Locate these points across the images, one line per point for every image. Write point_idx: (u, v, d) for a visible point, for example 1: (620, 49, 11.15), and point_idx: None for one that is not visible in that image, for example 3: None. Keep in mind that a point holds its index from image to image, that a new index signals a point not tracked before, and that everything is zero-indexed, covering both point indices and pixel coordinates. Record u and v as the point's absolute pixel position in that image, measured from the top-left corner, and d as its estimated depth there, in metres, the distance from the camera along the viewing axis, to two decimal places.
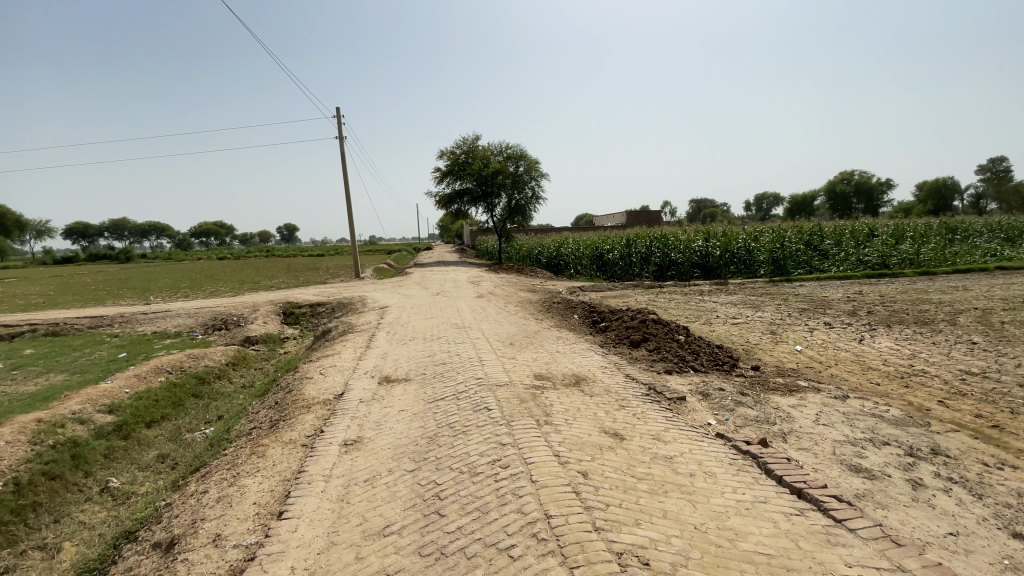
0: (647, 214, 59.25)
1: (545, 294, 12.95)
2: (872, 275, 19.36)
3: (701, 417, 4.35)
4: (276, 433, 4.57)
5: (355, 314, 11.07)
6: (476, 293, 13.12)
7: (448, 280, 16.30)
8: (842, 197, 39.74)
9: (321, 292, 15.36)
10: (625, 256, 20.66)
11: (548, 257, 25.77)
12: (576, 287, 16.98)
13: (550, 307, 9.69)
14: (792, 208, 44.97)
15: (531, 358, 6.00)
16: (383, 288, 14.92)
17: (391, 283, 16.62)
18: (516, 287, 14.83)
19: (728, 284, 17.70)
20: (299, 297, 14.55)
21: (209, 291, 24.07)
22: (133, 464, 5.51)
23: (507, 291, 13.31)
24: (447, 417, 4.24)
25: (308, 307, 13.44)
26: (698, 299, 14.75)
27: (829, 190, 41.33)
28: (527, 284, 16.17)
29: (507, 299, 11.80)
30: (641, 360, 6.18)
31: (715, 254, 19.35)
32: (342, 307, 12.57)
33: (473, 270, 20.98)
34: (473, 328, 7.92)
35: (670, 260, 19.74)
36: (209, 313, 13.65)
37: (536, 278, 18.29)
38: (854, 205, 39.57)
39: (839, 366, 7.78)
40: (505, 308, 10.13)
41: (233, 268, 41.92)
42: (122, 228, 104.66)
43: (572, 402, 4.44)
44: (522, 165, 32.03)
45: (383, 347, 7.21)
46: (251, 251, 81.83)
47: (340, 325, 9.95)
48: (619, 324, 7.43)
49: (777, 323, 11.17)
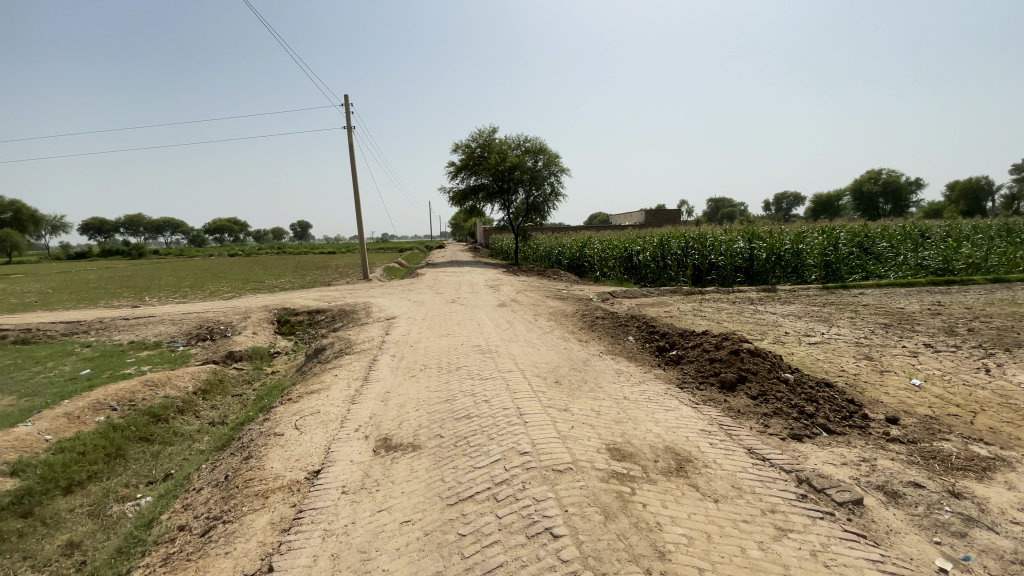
0: (665, 213, 56.72)
1: (577, 303, 11.08)
2: (938, 282, 17.14)
3: (922, 557, 2.51)
4: (202, 557, 2.79)
5: (356, 325, 9.34)
6: (497, 300, 11.29)
7: (463, 285, 14.46)
8: (868, 198, 37.01)
9: (323, 297, 13.64)
10: (658, 259, 18.66)
11: (571, 260, 23.70)
12: (607, 292, 15.06)
13: (593, 323, 7.83)
14: (816, 210, 42.29)
15: (594, 413, 4.18)
16: (391, 294, 13.16)
17: (401, 286, 14.88)
18: (543, 293, 13.01)
19: (778, 292, 15.70)
20: (297, 302, 12.88)
21: (208, 291, 22.54)
22: (23, 564, 3.77)
23: (533, 299, 11.46)
24: (485, 552, 2.44)
25: (306, 315, 11.73)
26: (752, 310, 12.73)
27: (855, 191, 38.50)
28: (553, 289, 14.36)
29: (536, 309, 9.94)
30: (751, 419, 4.33)
31: (761, 258, 17.28)
32: (343, 316, 10.84)
33: (490, 272, 19.12)
34: (502, 354, 6.12)
35: (710, 264, 17.73)
36: (195, 320, 12.00)
37: (561, 282, 16.45)
38: (881, 206, 36.84)
39: (991, 412, 5.82)
40: (537, 322, 8.29)
41: (240, 266, 40.65)
42: (138, 224, 105.06)
43: (695, 524, 2.62)
44: (541, 159, 30.13)
45: (386, 382, 5.44)
46: (262, 247, 80.79)
47: (338, 340, 8.22)
48: (698, 355, 5.56)
49: (864, 343, 9.17)
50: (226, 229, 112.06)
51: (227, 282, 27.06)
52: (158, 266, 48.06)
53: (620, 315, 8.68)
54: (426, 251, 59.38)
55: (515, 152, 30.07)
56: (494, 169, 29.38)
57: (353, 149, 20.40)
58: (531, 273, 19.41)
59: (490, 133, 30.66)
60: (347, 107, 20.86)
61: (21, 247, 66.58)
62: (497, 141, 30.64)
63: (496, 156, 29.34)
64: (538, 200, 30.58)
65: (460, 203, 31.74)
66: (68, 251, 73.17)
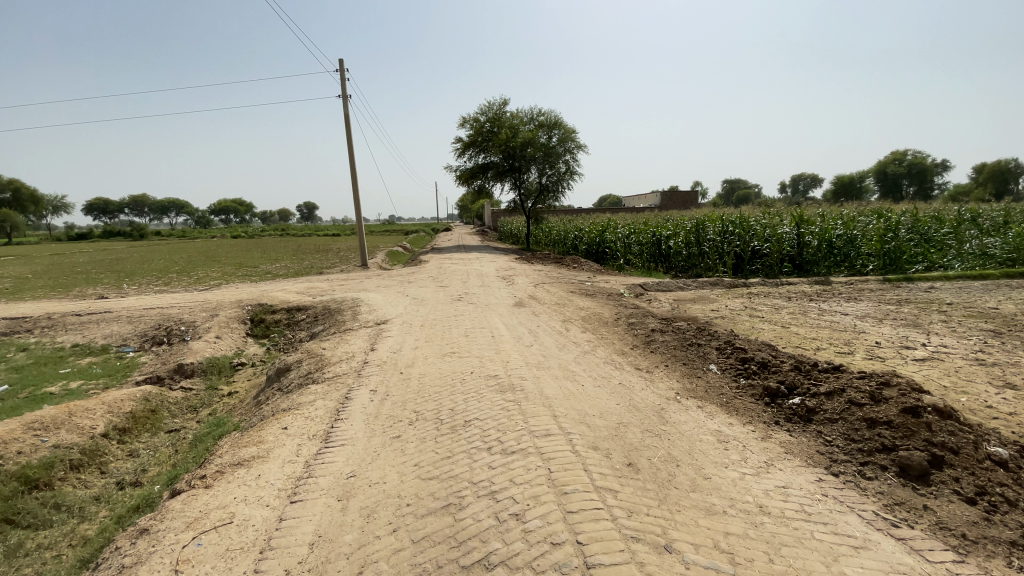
0: (682, 195, 54.10)
1: (613, 303, 9.05)
2: (1016, 274, 14.80)
3: None
4: None
5: (339, 332, 7.40)
6: (513, 298, 9.26)
7: (472, 276, 12.46)
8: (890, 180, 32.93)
9: (308, 290, 11.68)
10: (691, 246, 16.51)
11: (590, 245, 21.49)
12: (638, 284, 13.02)
13: (646, 336, 5.79)
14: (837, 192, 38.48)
15: (727, 560, 2.21)
16: (388, 286, 11.16)
17: (401, 276, 12.89)
18: (567, 287, 11.00)
19: (834, 285, 13.73)
20: (277, 296, 10.95)
21: (194, 278, 20.73)
22: None
23: (557, 297, 9.43)
24: None
25: (284, 314, 9.79)
26: (818, 311, 10.62)
27: (878, 170, 34.21)
28: (577, 281, 12.35)
29: (563, 311, 7.92)
30: (1001, 565, 2.34)
31: (812, 246, 15.33)
32: (326, 317, 8.89)
33: (502, 260, 17.08)
34: (533, 394, 4.12)
35: (753, 252, 15.51)
36: (154, 319, 10.12)
37: (584, 272, 14.42)
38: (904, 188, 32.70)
39: None
40: (569, 333, 6.26)
41: (238, 250, 38.87)
42: (142, 206, 103.75)
43: None
44: (556, 134, 27.75)
45: (355, 450, 3.48)
46: (266, 229, 78.84)
47: (309, 352, 6.27)
48: (843, 412, 3.58)
49: (993, 362, 7.02)
50: (231, 210, 110.13)
51: (217, 267, 25.22)
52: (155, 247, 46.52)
53: (679, 324, 6.61)
54: (432, 234, 57.25)
55: (527, 127, 27.71)
56: (505, 145, 27.09)
57: (349, 121, 18.28)
58: (547, 260, 17.35)
59: (501, 106, 28.30)
60: (342, 73, 18.68)
61: (22, 228, 65.49)
62: (508, 115, 28.28)
63: (506, 132, 27.04)
64: (551, 179, 28.29)
65: (468, 182, 29.55)
66: (69, 232, 71.83)
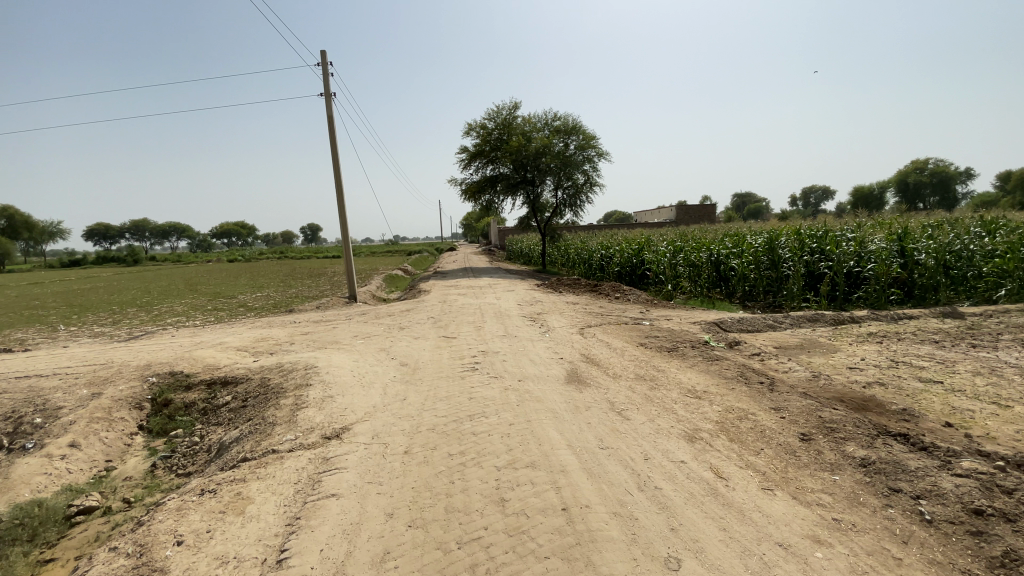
0: (698, 210, 50.53)
1: (727, 372, 5.49)
2: None
3: None
4: None
5: (254, 458, 3.92)
6: (561, 363, 5.72)
7: (489, 318, 8.97)
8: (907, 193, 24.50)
9: (258, 342, 8.18)
10: (764, 267, 12.94)
11: (623, 267, 17.89)
12: (714, 324, 9.53)
13: (971, 541, 2.33)
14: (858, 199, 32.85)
15: None
16: (369, 339, 7.62)
17: (392, 318, 9.40)
18: (628, 337, 7.50)
19: (970, 317, 10.38)
20: (205, 355, 7.46)
21: (151, 314, 17.25)
22: None
23: (629, 358, 5.88)
24: None
25: (203, 393, 6.29)
26: (1012, 369, 7.01)
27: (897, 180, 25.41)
28: (635, 324, 8.85)
29: (659, 401, 4.38)
30: None
31: (927, 267, 11.73)
32: (257, 405, 5.39)
33: (521, 288, 13.64)
34: None
35: (849, 275, 11.95)
36: (10, 398, 6.58)
37: (633, 307, 10.93)
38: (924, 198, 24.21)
39: None
40: (735, 500, 2.73)
41: (224, 275, 35.44)
42: (142, 230, 101.68)
43: None
44: (574, 140, 24.40)
45: None
46: (266, 251, 75.38)
47: (146, 545, 2.77)
48: None
49: None
50: (233, 232, 107.69)
51: (186, 299, 21.72)
52: (137, 274, 43.41)
53: (972, 460, 3.07)
54: (436, 255, 53.73)
55: (542, 133, 24.45)
56: (515, 154, 23.85)
57: (333, 122, 15.07)
58: (578, 288, 13.80)
59: (511, 111, 25.10)
60: (324, 66, 15.53)
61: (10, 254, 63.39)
62: (519, 121, 25.10)
63: (519, 139, 23.82)
64: (569, 192, 24.96)
65: (475, 196, 26.24)
66: (63, 258, 69.00)
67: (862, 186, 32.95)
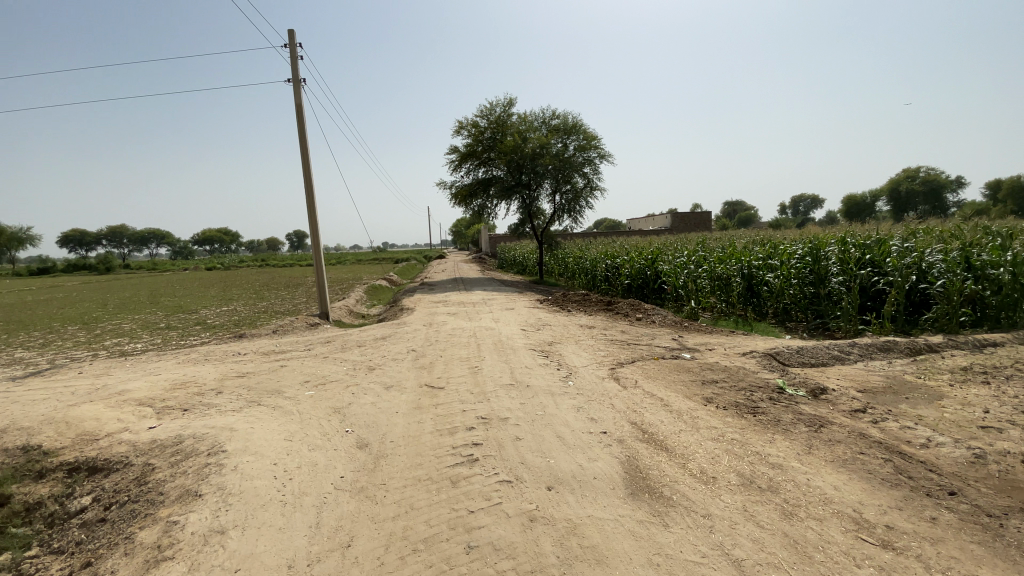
0: (694, 216, 49.18)
1: (874, 465, 3.44)
2: None
3: None
4: None
5: None
6: (607, 446, 3.65)
7: (488, 351, 6.89)
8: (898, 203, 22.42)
9: (175, 388, 6.02)
10: (806, 283, 11.01)
11: (634, 280, 15.93)
12: (772, 357, 7.52)
13: None
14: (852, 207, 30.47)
15: None
16: (324, 387, 5.53)
17: (363, 352, 7.28)
18: (681, 384, 5.45)
19: None
20: (90, 411, 5.28)
21: (91, 334, 14.83)
22: None
23: (709, 434, 3.83)
24: None
25: (59, 487, 4.18)
26: None
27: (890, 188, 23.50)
28: (678, 360, 6.81)
29: (823, 560, 2.34)
30: None
31: (1006, 283, 9.73)
32: (116, 527, 3.32)
33: (523, 307, 11.60)
34: None
35: (912, 292, 10.00)
36: None
37: (661, 332, 8.92)
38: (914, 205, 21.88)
39: None
40: None
41: (195, 286, 32.87)
42: (120, 236, 97.97)
43: None
44: (573, 140, 22.56)
45: None
46: (247, 260, 72.46)
47: None
48: None
49: None
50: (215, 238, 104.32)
51: (140, 315, 19.24)
52: (105, 284, 40.59)
53: None
54: (425, 263, 51.55)
55: (539, 132, 22.62)
56: (510, 155, 21.92)
57: (302, 112, 12.96)
58: (589, 306, 11.80)
59: (505, 108, 23.22)
60: (293, 48, 13.45)
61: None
62: (514, 119, 23.24)
63: (513, 139, 21.91)
64: (568, 197, 23.02)
65: (466, 201, 24.18)
66: (32, 266, 65.54)
67: (854, 195, 31.17)
